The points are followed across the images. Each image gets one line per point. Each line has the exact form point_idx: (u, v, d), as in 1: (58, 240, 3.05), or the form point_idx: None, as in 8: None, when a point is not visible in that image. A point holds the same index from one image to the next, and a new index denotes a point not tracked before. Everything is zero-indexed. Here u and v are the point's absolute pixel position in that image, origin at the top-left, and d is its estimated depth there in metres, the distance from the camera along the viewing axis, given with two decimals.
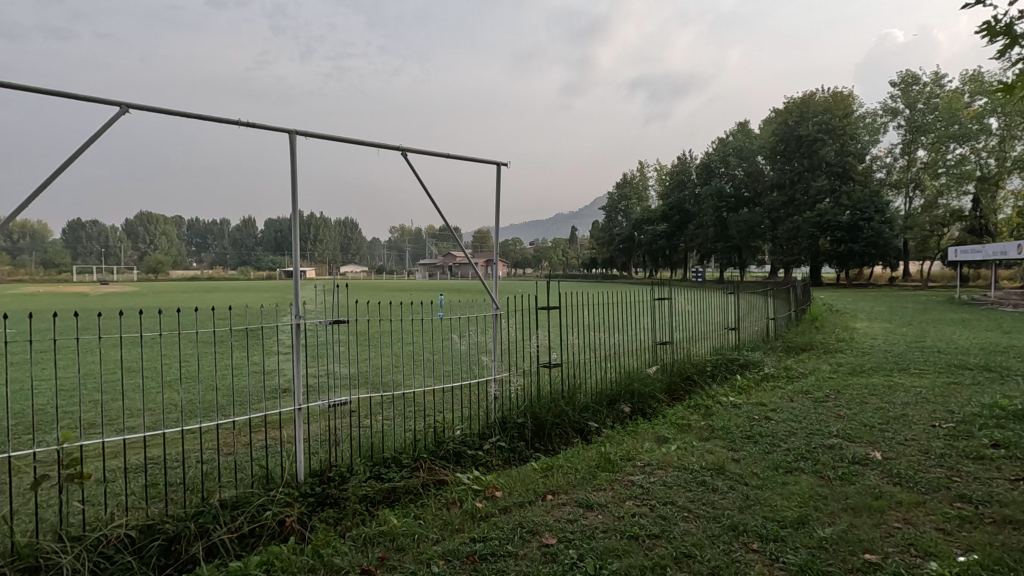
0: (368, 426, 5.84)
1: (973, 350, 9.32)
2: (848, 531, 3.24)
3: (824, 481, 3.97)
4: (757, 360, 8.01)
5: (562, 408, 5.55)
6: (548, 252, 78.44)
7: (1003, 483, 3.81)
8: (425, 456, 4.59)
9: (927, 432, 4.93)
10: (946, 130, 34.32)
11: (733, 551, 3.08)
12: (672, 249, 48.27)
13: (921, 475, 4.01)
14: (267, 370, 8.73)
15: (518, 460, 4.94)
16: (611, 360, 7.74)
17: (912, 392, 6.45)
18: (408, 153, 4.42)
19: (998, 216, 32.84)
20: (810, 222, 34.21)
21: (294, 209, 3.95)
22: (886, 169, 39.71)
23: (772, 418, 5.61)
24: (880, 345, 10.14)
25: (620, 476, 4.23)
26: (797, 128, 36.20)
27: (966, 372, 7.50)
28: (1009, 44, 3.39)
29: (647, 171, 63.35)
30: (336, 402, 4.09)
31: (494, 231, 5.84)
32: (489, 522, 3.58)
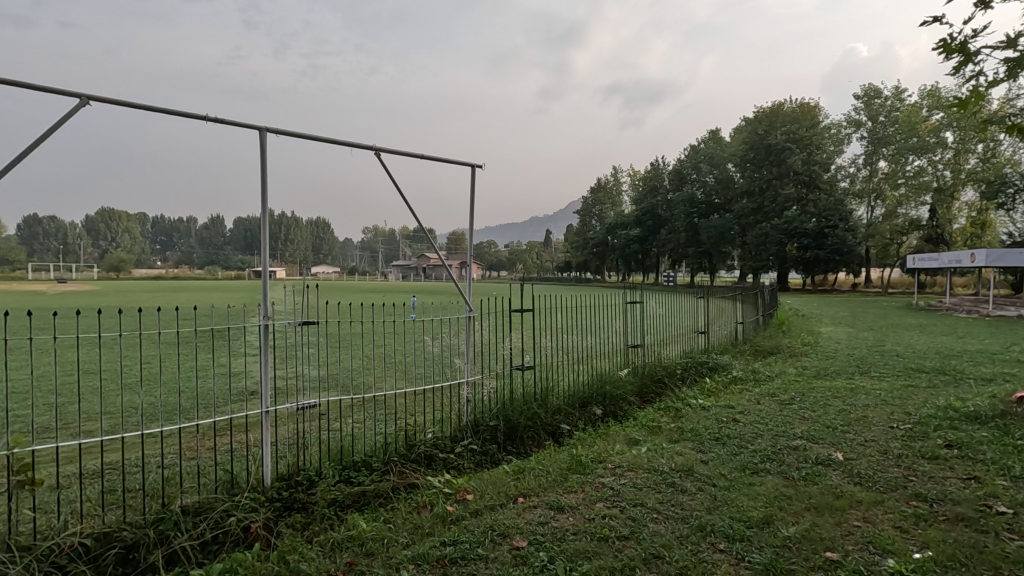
0: (338, 430, 5.74)
1: (929, 355, 9.69)
2: (811, 530, 3.32)
3: (788, 482, 4.07)
4: (726, 363, 8.17)
5: (534, 411, 5.55)
6: (523, 255, 78.56)
7: (956, 482, 3.97)
8: (396, 459, 4.54)
9: (886, 433, 5.10)
10: (906, 142, 35.69)
11: (701, 552, 3.13)
12: (645, 254, 48.91)
13: (880, 474, 4.14)
14: (233, 372, 8.53)
15: (490, 463, 4.92)
16: (583, 363, 7.78)
17: (872, 395, 6.67)
18: (382, 154, 4.39)
19: (954, 225, 34.26)
20: (778, 229, 35.16)
21: (263, 209, 3.87)
22: (849, 179, 41.01)
23: (739, 420, 5.73)
24: (843, 349, 10.46)
25: (591, 478, 4.25)
26: (766, 136, 37.16)
27: (922, 375, 7.79)
28: (963, 61, 3.54)
29: (621, 176, 64.11)
30: (305, 405, 4.00)
31: (468, 232, 5.80)
32: (460, 525, 3.56)
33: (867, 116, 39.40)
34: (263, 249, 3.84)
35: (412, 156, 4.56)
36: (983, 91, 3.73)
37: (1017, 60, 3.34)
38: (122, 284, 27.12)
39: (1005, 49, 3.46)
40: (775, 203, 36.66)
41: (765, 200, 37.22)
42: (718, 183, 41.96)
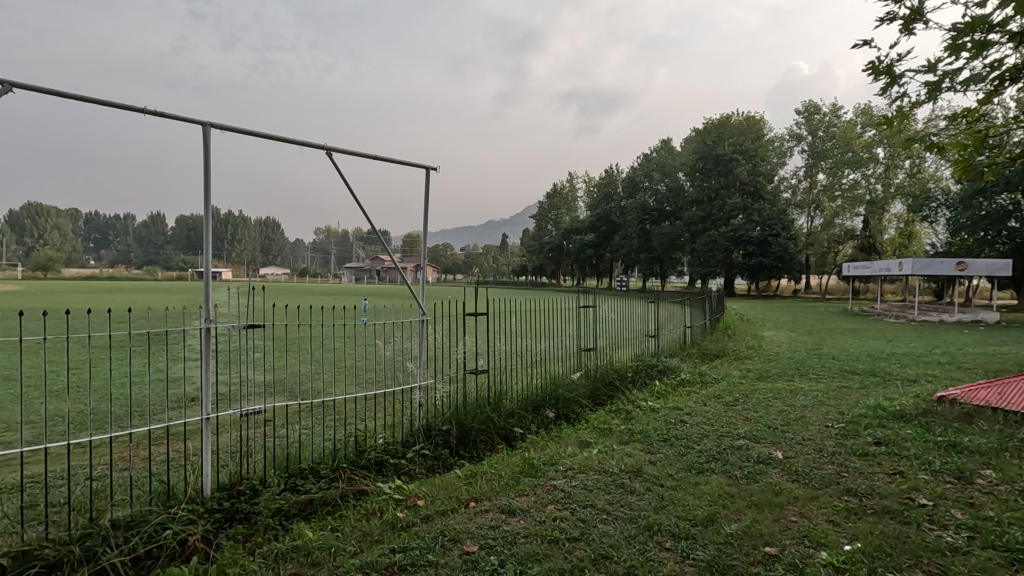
0: (284, 436, 5.56)
1: (861, 357, 10.28)
2: (751, 526, 3.45)
3: (732, 480, 4.22)
4: (675, 366, 8.40)
5: (487, 415, 5.54)
6: (479, 258, 78.53)
7: (883, 476, 4.22)
8: (346, 465, 4.44)
9: (822, 432, 5.37)
10: (842, 156, 37.80)
11: (648, 551, 3.20)
12: (599, 259, 49.81)
13: (816, 471, 4.36)
14: (172, 377, 8.13)
15: (442, 468, 4.88)
16: (538, 367, 7.83)
17: (809, 395, 7.01)
18: (333, 153, 4.29)
19: (884, 236, 36.52)
20: (725, 237, 36.55)
21: (206, 207, 3.70)
22: (791, 190, 43.06)
23: (686, 421, 5.91)
24: (784, 352, 10.96)
25: (542, 481, 4.28)
26: (715, 147, 38.58)
27: (854, 376, 8.26)
28: (890, 83, 3.79)
29: (576, 182, 65.13)
30: (249, 411, 3.83)
31: (423, 235, 5.74)
32: (410, 531, 3.51)
33: (808, 131, 41.49)
34: (206, 249, 3.68)
35: (366, 156, 4.48)
36: (906, 112, 4.01)
37: (936, 84, 3.60)
38: (50, 284, 25.42)
39: (926, 73, 3.72)
40: (722, 211, 38.08)
41: (713, 209, 38.61)
42: (669, 191, 43.23)
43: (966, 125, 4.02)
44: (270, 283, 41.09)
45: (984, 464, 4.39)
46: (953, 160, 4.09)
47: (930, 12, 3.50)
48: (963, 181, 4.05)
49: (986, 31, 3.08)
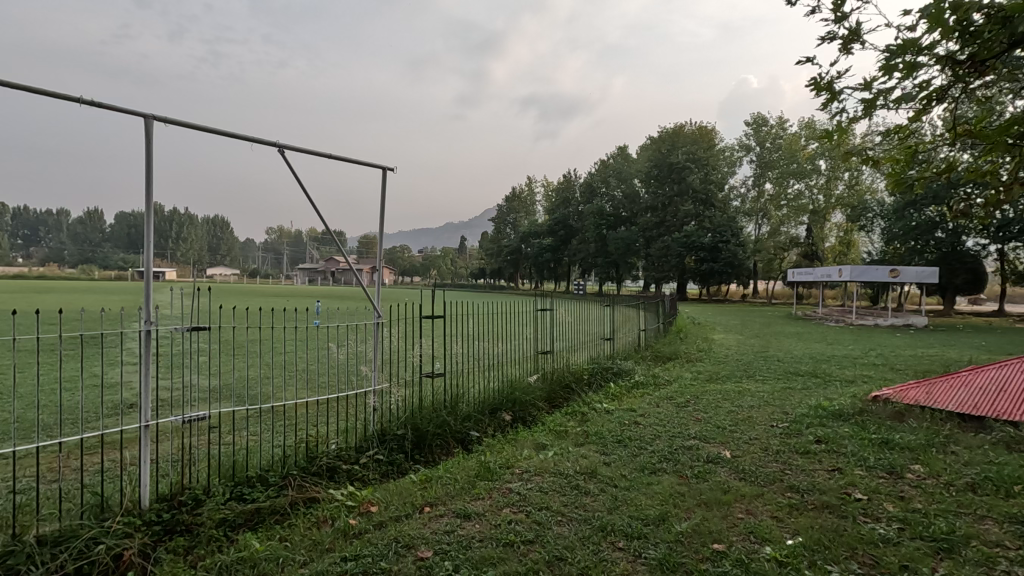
0: (231, 444, 5.36)
1: (804, 359, 10.75)
2: (701, 524, 3.55)
3: (682, 480, 4.33)
4: (629, 368, 8.57)
5: (443, 419, 5.50)
6: (437, 261, 77.90)
7: (823, 473, 4.43)
8: (296, 472, 4.30)
9: (767, 432, 5.58)
10: (787, 167, 39.55)
11: (601, 551, 3.24)
12: (557, 262, 50.33)
13: (761, 469, 4.53)
14: (109, 383, 7.70)
15: (396, 473, 4.80)
16: (495, 370, 7.84)
17: (756, 396, 7.29)
18: (285, 150, 4.16)
19: (825, 244, 38.39)
20: (678, 243, 37.56)
21: (147, 203, 3.52)
22: (741, 198, 44.70)
23: (640, 422, 6.04)
24: (733, 355, 11.34)
25: (498, 485, 4.27)
26: (669, 155, 39.69)
27: (798, 378, 8.64)
28: (830, 98, 3.98)
29: (535, 186, 65.62)
30: (192, 418, 3.66)
31: (379, 236, 5.64)
32: (362, 539, 3.43)
33: (756, 142, 43.21)
34: (148, 247, 3.50)
35: (321, 156, 4.38)
36: (845, 127, 4.22)
37: (871, 102, 3.80)
38: None
39: (862, 91, 3.93)
40: (676, 218, 39.17)
41: (667, 215, 39.67)
42: (625, 197, 44.11)
43: (899, 141, 4.27)
44: (218, 284, 39.50)
45: (914, 459, 4.67)
46: (886, 174, 4.34)
47: (866, 33, 3.70)
48: (895, 195, 4.30)
49: (914, 53, 3.28)
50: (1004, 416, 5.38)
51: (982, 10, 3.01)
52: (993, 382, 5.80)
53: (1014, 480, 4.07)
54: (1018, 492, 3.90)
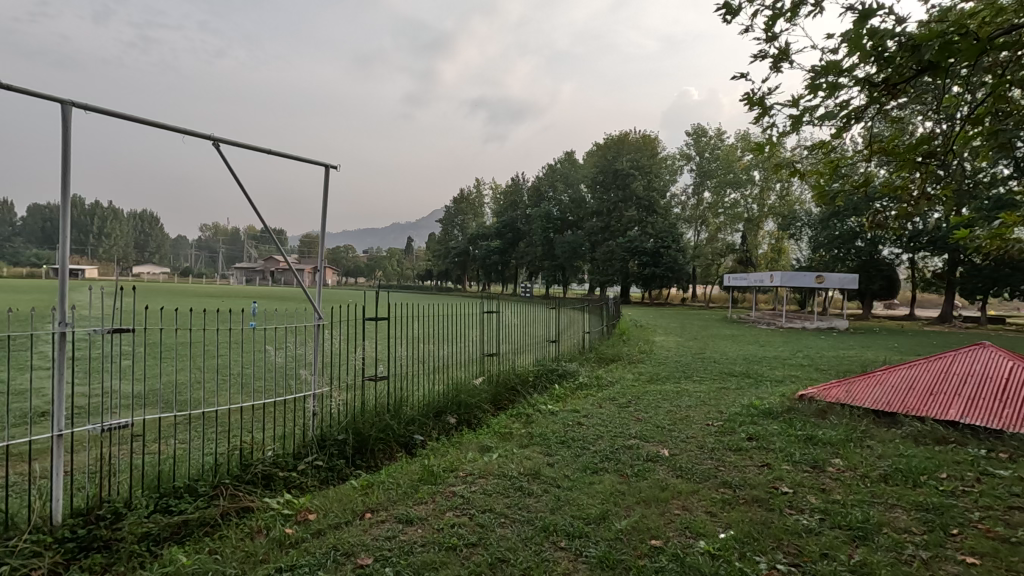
0: (157, 452, 5.06)
1: (738, 360, 11.27)
2: (639, 521, 3.65)
3: (623, 479, 4.44)
4: (574, 370, 8.71)
5: (386, 423, 5.39)
6: (383, 262, 76.42)
7: (754, 469, 4.66)
8: (228, 481, 4.10)
9: (703, 430, 5.81)
10: (725, 177, 41.41)
11: (543, 551, 3.28)
12: (504, 265, 50.49)
13: (697, 467, 4.71)
14: (16, 390, 7.09)
15: (337, 480, 4.67)
16: (440, 372, 7.78)
17: (693, 396, 7.57)
18: (221, 144, 3.98)
19: (759, 251, 40.41)
20: (622, 247, 38.53)
21: (63, 195, 3.27)
22: (681, 206, 46.38)
23: (583, 423, 6.15)
24: (672, 356, 11.74)
25: (442, 488, 4.24)
26: (614, 162, 40.70)
27: (732, 378, 9.05)
28: (761, 113, 4.21)
29: (483, 188, 65.60)
30: (113, 426, 3.42)
31: (322, 236, 5.47)
32: (299, 548, 3.32)
33: (695, 151, 44.96)
34: (64, 242, 3.25)
35: (259, 151, 4.22)
36: (775, 141, 4.47)
37: (798, 117, 4.04)
38: None
39: (791, 107, 4.18)
40: (620, 223, 40.17)
41: (611, 221, 40.63)
42: (571, 202, 44.85)
43: (823, 156, 4.56)
44: (143, 283, 37.08)
45: (834, 453, 4.99)
46: (812, 187, 4.62)
47: (793, 53, 3.93)
48: (820, 206, 4.59)
49: (836, 75, 3.51)
50: (913, 412, 5.83)
51: (894, 37, 3.26)
52: (905, 380, 6.28)
53: (920, 471, 4.43)
54: (923, 481, 4.24)
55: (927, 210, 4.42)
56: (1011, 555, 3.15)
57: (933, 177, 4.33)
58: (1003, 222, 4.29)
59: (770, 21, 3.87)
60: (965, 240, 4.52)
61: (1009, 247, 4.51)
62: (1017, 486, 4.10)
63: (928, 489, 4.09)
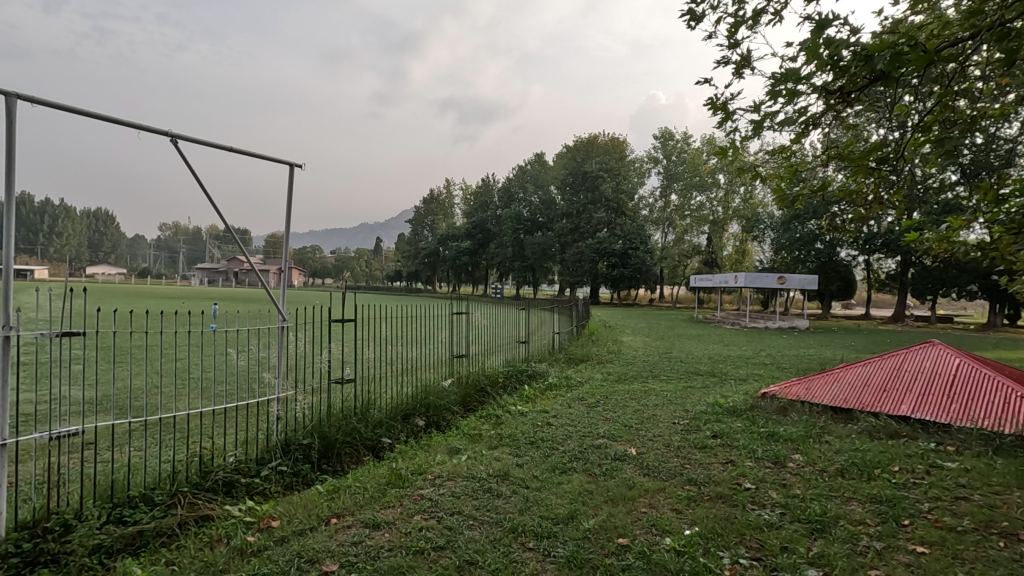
0: (110, 460, 4.87)
1: (703, 360, 11.51)
2: (607, 520, 3.68)
3: (591, 478, 4.47)
4: (543, 370, 8.75)
5: (353, 426, 5.31)
6: (351, 262, 75.32)
7: (718, 465, 4.76)
8: (186, 489, 3.97)
9: (669, 429, 5.92)
10: (691, 180, 42.28)
11: (512, 552, 3.28)
12: (474, 266, 50.31)
13: (663, 464, 4.79)
14: None
15: (301, 485, 4.58)
16: (409, 374, 7.70)
17: (660, 395, 7.70)
18: (179, 140, 3.86)
19: (723, 252, 41.37)
20: (591, 249, 38.93)
21: (8, 192, 3.10)
22: (649, 208, 47.13)
23: (552, 423, 6.18)
24: (640, 356, 11.91)
25: (410, 491, 4.19)
26: (584, 164, 41.11)
27: (698, 377, 9.24)
28: (724, 117, 4.30)
29: (453, 189, 65.38)
30: (63, 434, 3.27)
31: (286, 235, 5.34)
32: (261, 556, 3.23)
33: (662, 155, 45.77)
34: (7, 243, 3.06)
35: (218, 148, 4.10)
36: (738, 145, 4.58)
37: (759, 122, 4.14)
38: None
39: (753, 113, 4.28)
40: (590, 225, 40.55)
41: (581, 222, 40.98)
42: (541, 204, 45.02)
43: (783, 160, 4.69)
44: (97, 284, 35.52)
45: (795, 449, 5.14)
46: (773, 190, 4.75)
47: (756, 60, 4.02)
48: (780, 210, 4.72)
49: (795, 82, 3.61)
50: (868, 408, 6.05)
51: (849, 47, 3.38)
52: (860, 378, 6.51)
53: (874, 465, 4.60)
54: (878, 474, 4.41)
55: (880, 213, 4.59)
56: (958, 543, 3.30)
57: (886, 182, 4.50)
58: (950, 226, 4.49)
59: (732, 29, 3.96)
60: (914, 243, 4.72)
61: (955, 250, 4.73)
62: (963, 477, 4.30)
63: (882, 482, 4.26)
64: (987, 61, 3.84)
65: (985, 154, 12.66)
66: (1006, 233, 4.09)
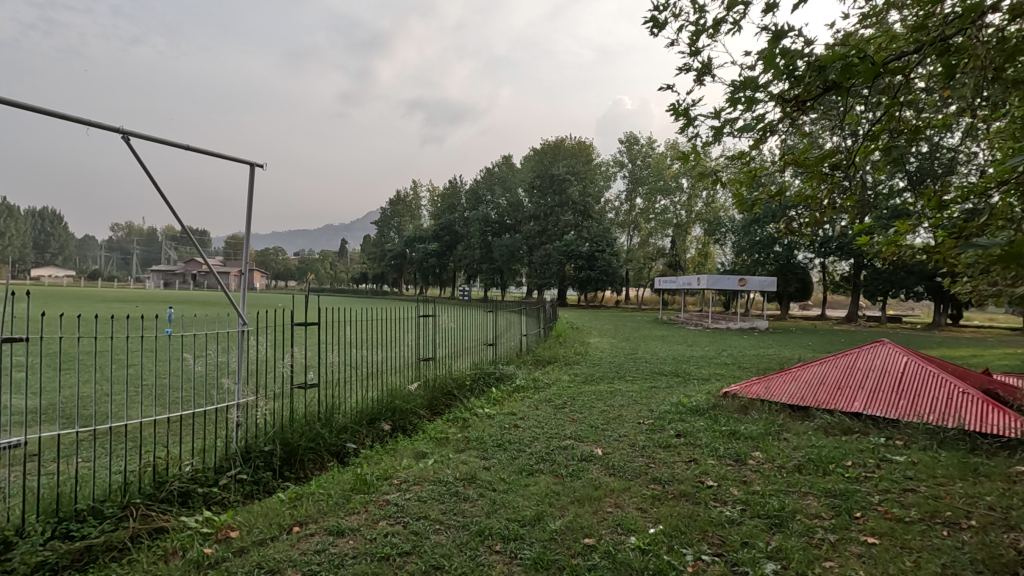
0: (55, 473, 4.63)
1: (668, 360, 11.74)
2: (573, 521, 3.71)
3: (558, 479, 4.51)
4: (511, 373, 8.76)
5: (317, 432, 5.20)
6: (316, 264, 73.90)
7: (682, 464, 4.86)
8: (139, 501, 3.81)
9: (635, 429, 6.01)
10: (655, 184, 43.05)
11: (478, 556, 3.27)
12: (442, 268, 50.02)
13: (628, 464, 4.85)
14: None
15: (262, 493, 4.45)
16: (375, 378, 7.60)
17: (626, 396, 7.82)
18: (130, 137, 3.71)
19: (687, 255, 42.24)
20: (559, 251, 39.21)
21: None
22: (615, 211, 47.77)
23: (519, 425, 6.19)
24: (607, 357, 12.05)
25: (375, 497, 4.12)
26: (551, 167, 41.45)
27: (663, 378, 9.40)
28: (685, 124, 4.38)
29: (420, 191, 64.86)
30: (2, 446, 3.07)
31: (247, 237, 5.19)
32: (218, 569, 3.13)
33: (628, 159, 46.47)
34: None
35: (174, 146, 3.96)
36: (699, 150, 4.67)
37: (720, 129, 4.21)
38: None
39: (714, 119, 4.35)
40: (557, 227, 40.74)
41: (549, 224, 41.22)
42: (509, 206, 45.08)
43: (742, 165, 4.80)
44: (43, 287, 33.65)
45: (754, 447, 5.28)
46: (732, 194, 4.86)
47: (715, 68, 4.10)
48: (739, 214, 4.83)
49: (753, 90, 3.71)
50: (824, 406, 6.26)
51: (803, 57, 3.48)
52: (816, 376, 6.75)
53: (829, 460, 4.78)
54: (832, 469, 4.58)
55: (834, 217, 4.74)
56: (905, 533, 3.45)
57: (839, 188, 4.65)
58: (897, 230, 4.70)
59: (694, 36, 4.03)
60: (865, 246, 4.92)
61: (902, 253, 4.94)
62: (911, 470, 4.50)
63: (836, 477, 4.42)
64: (930, 74, 4.03)
65: (929, 161, 13.26)
66: (949, 236, 4.28)
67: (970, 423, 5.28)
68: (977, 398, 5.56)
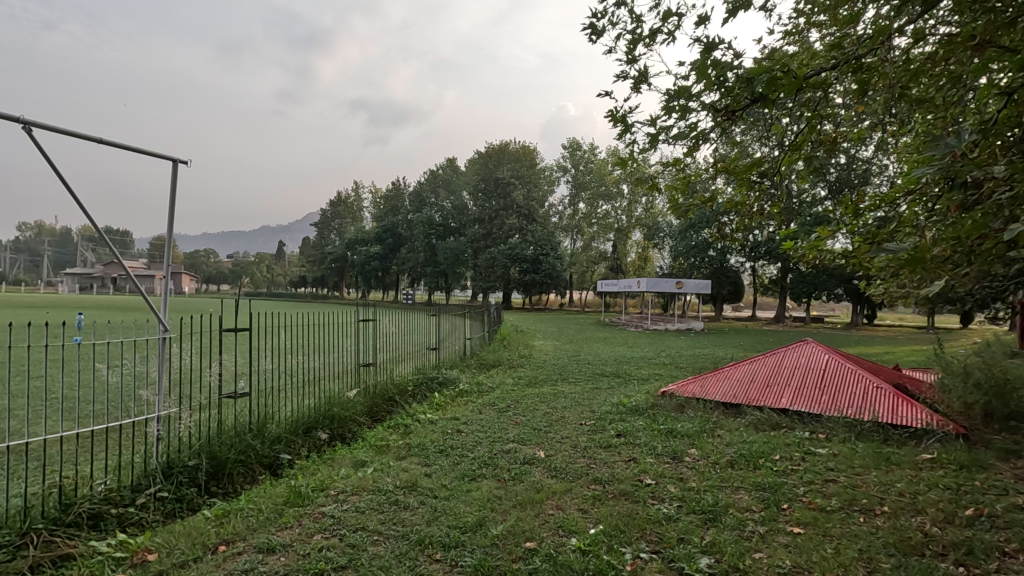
0: None
1: (610, 362, 11.97)
2: (515, 525, 3.69)
3: (500, 483, 4.48)
4: (454, 377, 8.65)
5: (247, 444, 4.93)
6: (251, 267, 70.80)
7: (621, 463, 4.95)
8: (42, 526, 3.48)
9: (577, 430, 6.08)
10: (597, 189, 43.98)
11: (418, 566, 3.19)
12: (384, 271, 48.91)
13: (570, 466, 4.89)
14: None
15: (185, 511, 4.18)
16: (311, 386, 7.29)
17: (568, 397, 7.89)
18: (32, 128, 3.38)
19: (627, 258, 43.35)
20: (503, 255, 39.23)
21: None
22: (559, 215, 48.47)
23: (462, 430, 6.12)
24: (550, 360, 12.16)
25: (310, 510, 3.95)
26: (495, 171, 41.56)
27: (605, 379, 9.58)
28: (622, 130, 4.43)
29: (361, 193, 63.43)
30: None
31: (171, 237, 4.85)
32: None
33: (571, 164, 47.27)
34: None
35: (82, 137, 3.62)
36: (637, 156, 4.76)
37: (656, 136, 4.29)
38: None
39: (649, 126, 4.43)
40: (501, 231, 40.82)
41: (494, 227, 41.25)
42: (453, 209, 44.81)
43: (676, 172, 4.93)
44: None
45: (691, 444, 5.45)
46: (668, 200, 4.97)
47: (651, 77, 4.16)
48: (675, 218, 4.95)
49: (687, 99, 3.81)
50: (754, 402, 6.55)
51: (733, 69, 3.62)
52: (747, 375, 7.04)
53: (759, 455, 5.01)
54: (761, 463, 4.80)
55: (761, 223, 4.95)
56: (827, 521, 3.65)
57: (766, 195, 4.88)
58: (819, 235, 4.98)
59: (630, 44, 4.09)
60: (791, 250, 5.17)
61: (823, 258, 5.25)
62: (832, 462, 4.78)
63: (765, 470, 4.63)
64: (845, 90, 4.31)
65: (847, 172, 14.15)
66: (863, 242, 4.59)
67: (883, 415, 5.67)
68: (888, 392, 5.99)
